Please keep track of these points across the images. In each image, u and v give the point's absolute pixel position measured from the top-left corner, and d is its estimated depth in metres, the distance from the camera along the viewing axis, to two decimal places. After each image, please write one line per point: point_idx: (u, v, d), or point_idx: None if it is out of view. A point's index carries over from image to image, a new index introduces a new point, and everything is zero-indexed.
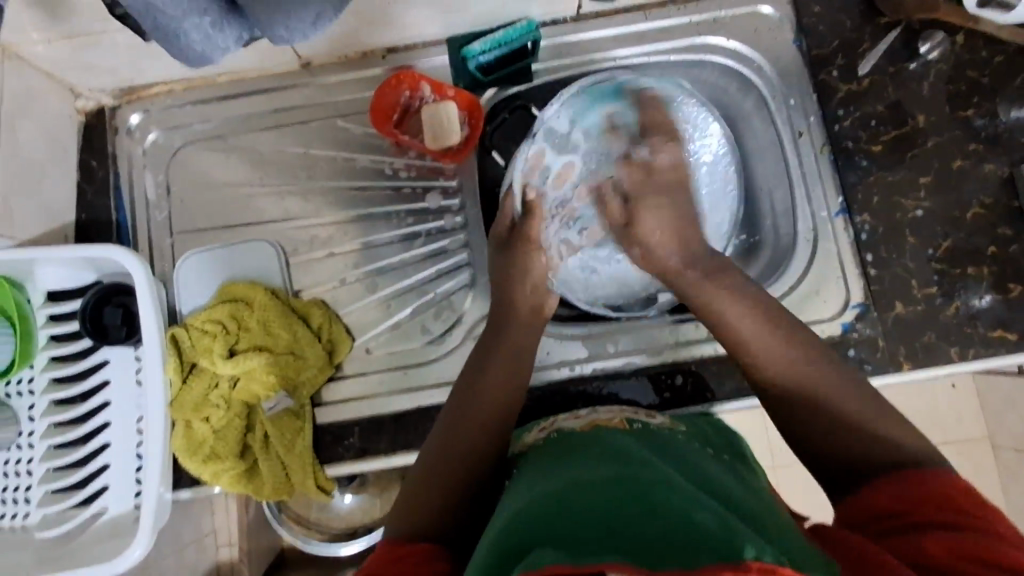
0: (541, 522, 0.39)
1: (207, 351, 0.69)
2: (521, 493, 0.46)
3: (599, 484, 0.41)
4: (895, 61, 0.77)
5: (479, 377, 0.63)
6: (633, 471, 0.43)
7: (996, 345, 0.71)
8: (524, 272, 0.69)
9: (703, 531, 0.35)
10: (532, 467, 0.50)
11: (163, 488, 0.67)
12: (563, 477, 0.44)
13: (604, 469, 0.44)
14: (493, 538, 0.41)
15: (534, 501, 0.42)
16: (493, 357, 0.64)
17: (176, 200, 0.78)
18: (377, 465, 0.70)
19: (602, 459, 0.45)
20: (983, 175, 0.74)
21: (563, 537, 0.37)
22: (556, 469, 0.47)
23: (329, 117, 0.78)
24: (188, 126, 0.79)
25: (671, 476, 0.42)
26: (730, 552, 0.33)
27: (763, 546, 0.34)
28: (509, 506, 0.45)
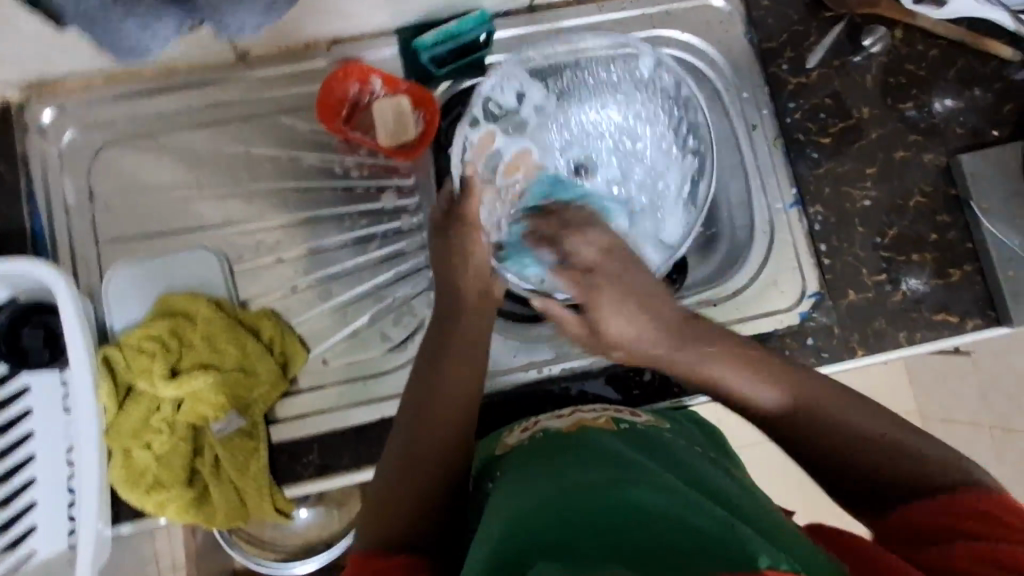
0: (543, 531, 0.39)
1: (146, 372, 0.63)
2: (511, 494, 0.45)
3: (597, 488, 0.42)
4: (840, 55, 0.79)
5: (434, 379, 0.60)
6: (629, 474, 0.43)
7: (940, 327, 0.74)
8: (467, 258, 0.66)
9: (713, 539, 0.37)
10: (516, 465, 0.50)
11: (102, 524, 0.61)
12: (558, 478, 0.44)
13: (597, 471, 0.44)
14: (493, 544, 0.40)
15: (529, 507, 0.42)
16: (443, 362, 0.61)
17: (100, 206, 0.71)
18: (339, 483, 0.66)
19: (592, 460, 0.45)
20: (923, 164, 0.77)
21: (571, 550, 0.37)
22: (546, 471, 0.46)
23: (270, 113, 0.73)
24: (110, 124, 0.72)
25: (668, 481, 0.43)
26: (746, 560, 0.34)
27: (775, 554, 0.36)
28: (498, 510, 0.44)
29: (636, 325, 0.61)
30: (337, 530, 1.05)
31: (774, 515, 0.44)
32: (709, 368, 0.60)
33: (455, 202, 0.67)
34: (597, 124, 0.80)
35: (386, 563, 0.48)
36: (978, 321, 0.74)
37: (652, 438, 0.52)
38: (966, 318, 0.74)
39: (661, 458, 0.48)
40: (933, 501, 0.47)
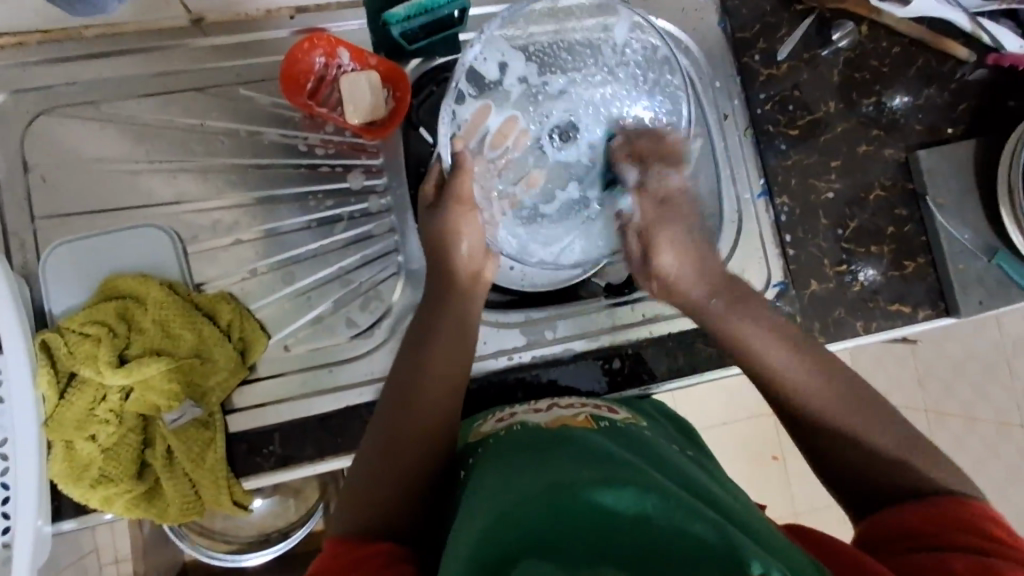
0: (533, 532, 0.40)
1: (90, 358, 0.59)
2: (501, 490, 0.46)
3: (589, 483, 0.42)
4: (809, 48, 0.80)
5: (422, 367, 0.59)
6: (620, 472, 0.44)
7: (895, 317, 0.76)
8: (458, 237, 0.66)
9: (703, 545, 0.38)
10: (507, 459, 0.50)
11: (42, 522, 0.57)
12: (549, 473, 0.45)
13: (591, 468, 0.44)
14: (481, 542, 0.41)
15: (519, 504, 0.43)
16: (435, 339, 0.61)
17: (36, 178, 0.65)
18: (302, 474, 0.64)
19: (584, 458, 0.46)
20: (884, 159, 0.79)
21: (562, 555, 0.38)
22: (535, 467, 0.47)
23: (229, 83, 0.68)
24: (48, 88, 0.66)
25: (656, 479, 0.44)
26: (738, 569, 0.36)
27: (766, 559, 0.37)
28: (486, 504, 0.45)
29: (688, 278, 0.66)
30: (293, 521, 1.00)
31: (754, 514, 0.46)
32: (740, 322, 0.62)
33: (446, 180, 0.67)
34: (575, 95, 0.71)
35: (367, 551, 0.48)
36: (930, 312, 0.77)
37: (631, 434, 0.54)
38: (918, 309, 0.77)
39: (646, 455, 0.50)
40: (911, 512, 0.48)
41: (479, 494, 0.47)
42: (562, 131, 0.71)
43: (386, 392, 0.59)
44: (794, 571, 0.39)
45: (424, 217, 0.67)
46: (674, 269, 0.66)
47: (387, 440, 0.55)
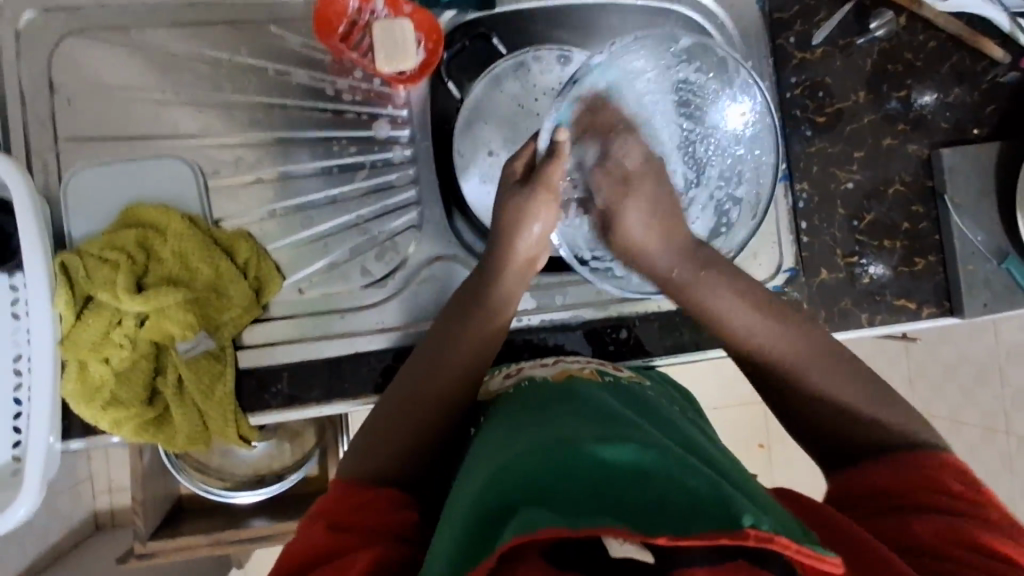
0: (531, 479, 0.41)
1: (107, 283, 0.59)
2: (506, 439, 0.47)
3: (592, 438, 0.44)
4: (846, 35, 0.79)
5: (454, 330, 0.60)
6: (622, 429, 0.45)
7: (899, 312, 0.77)
8: (532, 220, 0.63)
9: (696, 497, 0.39)
10: (513, 413, 0.51)
11: (53, 438, 0.58)
12: (553, 426, 0.46)
13: (593, 424, 0.46)
14: (484, 486, 0.43)
15: (520, 453, 0.44)
16: (472, 317, 0.61)
17: (61, 99, 0.65)
18: (308, 414, 0.65)
19: (588, 415, 0.47)
20: (906, 154, 0.79)
21: (558, 499, 0.39)
22: (539, 421, 0.48)
23: (259, 19, 0.67)
24: (78, 9, 0.65)
25: (657, 437, 0.45)
26: (730, 521, 0.37)
27: (759, 515, 0.38)
28: (490, 453, 0.47)
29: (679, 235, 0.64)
30: (289, 464, 1.03)
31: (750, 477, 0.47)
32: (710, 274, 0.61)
33: (536, 165, 0.64)
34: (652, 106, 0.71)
35: (369, 497, 0.49)
36: (934, 310, 0.78)
37: (634, 393, 0.55)
38: (923, 306, 0.77)
39: (649, 415, 0.51)
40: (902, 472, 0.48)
41: (481, 447, 0.49)
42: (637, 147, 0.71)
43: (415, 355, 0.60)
44: (783, 525, 0.40)
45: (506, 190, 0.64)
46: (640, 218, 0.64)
47: (404, 396, 0.57)
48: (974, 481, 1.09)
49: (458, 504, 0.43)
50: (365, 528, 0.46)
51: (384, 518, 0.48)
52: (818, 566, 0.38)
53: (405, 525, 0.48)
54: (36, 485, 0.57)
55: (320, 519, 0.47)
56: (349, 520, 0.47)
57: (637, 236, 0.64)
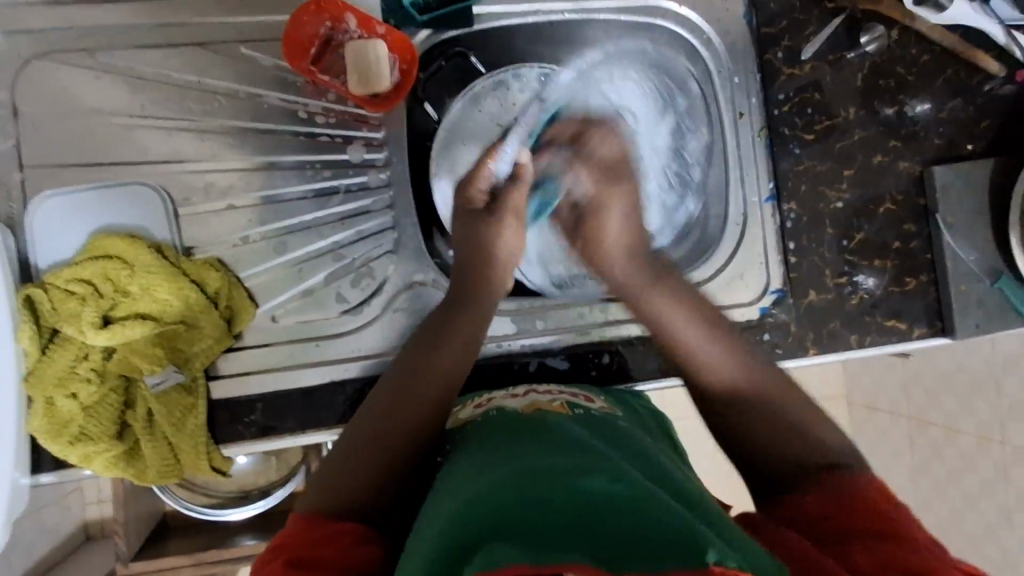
0: (495, 510, 0.39)
1: (73, 317, 0.58)
2: (469, 475, 0.45)
3: (554, 471, 0.42)
4: (835, 50, 0.77)
5: (420, 358, 0.59)
6: (589, 461, 0.43)
7: (889, 333, 0.75)
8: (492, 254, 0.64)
9: (661, 530, 0.37)
10: (481, 446, 0.49)
11: (20, 473, 0.57)
12: (517, 461, 0.44)
13: (558, 456, 0.44)
14: (445, 524, 0.40)
15: (483, 488, 0.42)
16: (438, 346, 0.59)
17: (27, 125, 0.63)
18: (282, 445, 0.64)
19: (554, 447, 0.46)
20: (898, 172, 0.77)
21: (519, 530, 0.37)
22: (505, 454, 0.46)
23: (230, 40, 0.66)
24: (43, 32, 0.64)
25: (625, 469, 0.43)
26: (694, 558, 0.34)
27: (725, 551, 0.35)
28: (455, 489, 0.44)
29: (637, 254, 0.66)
30: (275, 479, 1.02)
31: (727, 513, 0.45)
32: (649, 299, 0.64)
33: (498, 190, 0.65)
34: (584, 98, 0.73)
35: (331, 532, 0.48)
36: (924, 330, 0.76)
37: (607, 423, 0.53)
38: (913, 327, 0.76)
39: (622, 447, 0.49)
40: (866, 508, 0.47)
41: (447, 482, 0.47)
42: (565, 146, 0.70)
43: (381, 386, 0.58)
44: (753, 562, 0.37)
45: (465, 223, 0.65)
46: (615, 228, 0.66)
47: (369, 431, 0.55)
48: (970, 492, 1.07)
49: (416, 547, 0.41)
50: (326, 565, 0.45)
51: (346, 553, 0.46)
52: None
53: (367, 562, 0.46)
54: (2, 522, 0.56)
55: (284, 553, 0.45)
56: (309, 556, 0.45)
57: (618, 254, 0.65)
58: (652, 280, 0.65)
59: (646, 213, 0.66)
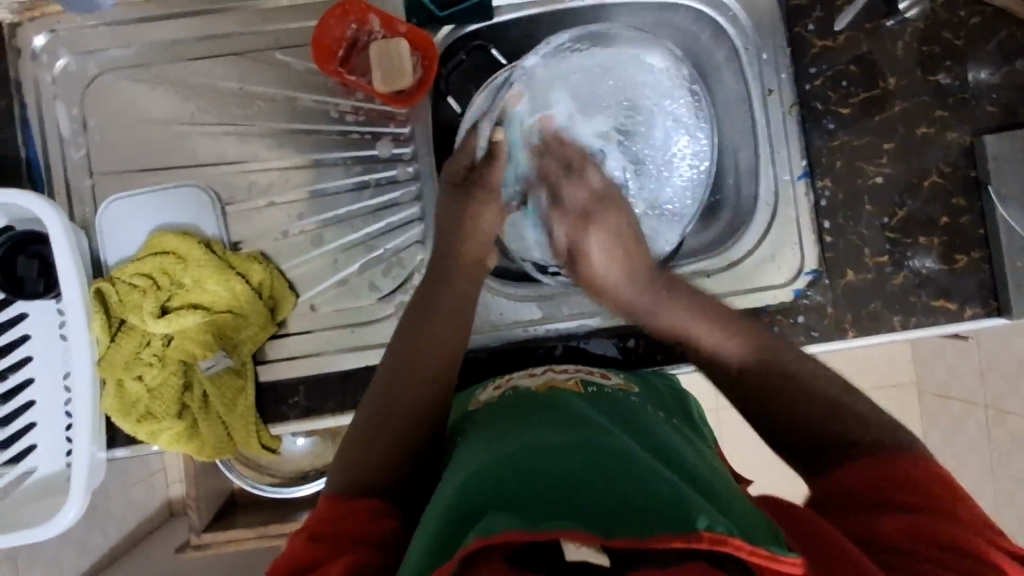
0: (498, 483, 0.40)
1: (136, 307, 0.65)
2: (477, 451, 0.47)
3: (556, 447, 0.43)
4: (872, 18, 0.73)
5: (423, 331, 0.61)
6: (589, 436, 0.44)
7: (936, 313, 0.72)
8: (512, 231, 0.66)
9: (655, 497, 0.38)
10: (490, 425, 0.51)
11: (95, 448, 0.64)
12: (522, 437, 0.46)
13: (560, 432, 0.45)
14: (451, 496, 0.42)
15: (487, 462, 0.43)
16: (437, 323, 0.62)
17: (95, 137, 0.70)
18: (325, 424, 0.68)
19: (558, 424, 0.47)
20: (945, 142, 0.73)
21: (517, 501, 0.38)
22: (512, 432, 0.48)
23: (266, 48, 0.70)
24: (104, 52, 0.70)
25: (625, 441, 0.44)
26: (685, 525, 0.35)
27: (715, 518, 0.36)
28: (463, 464, 0.46)
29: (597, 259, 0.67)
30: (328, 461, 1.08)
31: (729, 485, 0.45)
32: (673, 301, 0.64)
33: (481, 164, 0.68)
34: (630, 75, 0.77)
35: (346, 509, 0.49)
36: (977, 310, 0.72)
37: (617, 399, 0.54)
38: (965, 307, 0.72)
39: (628, 423, 0.50)
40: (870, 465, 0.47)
41: (457, 458, 0.48)
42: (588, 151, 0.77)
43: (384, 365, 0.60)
44: (747, 529, 0.38)
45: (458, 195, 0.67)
46: (595, 258, 0.67)
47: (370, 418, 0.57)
48: None
49: (423, 518, 0.42)
50: (341, 537, 0.47)
51: (361, 528, 0.48)
52: (775, 567, 0.36)
53: (384, 535, 0.47)
54: (83, 491, 0.63)
55: (305, 529, 0.48)
56: (330, 530, 0.47)
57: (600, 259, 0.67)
58: (663, 289, 0.65)
59: (628, 251, 0.67)
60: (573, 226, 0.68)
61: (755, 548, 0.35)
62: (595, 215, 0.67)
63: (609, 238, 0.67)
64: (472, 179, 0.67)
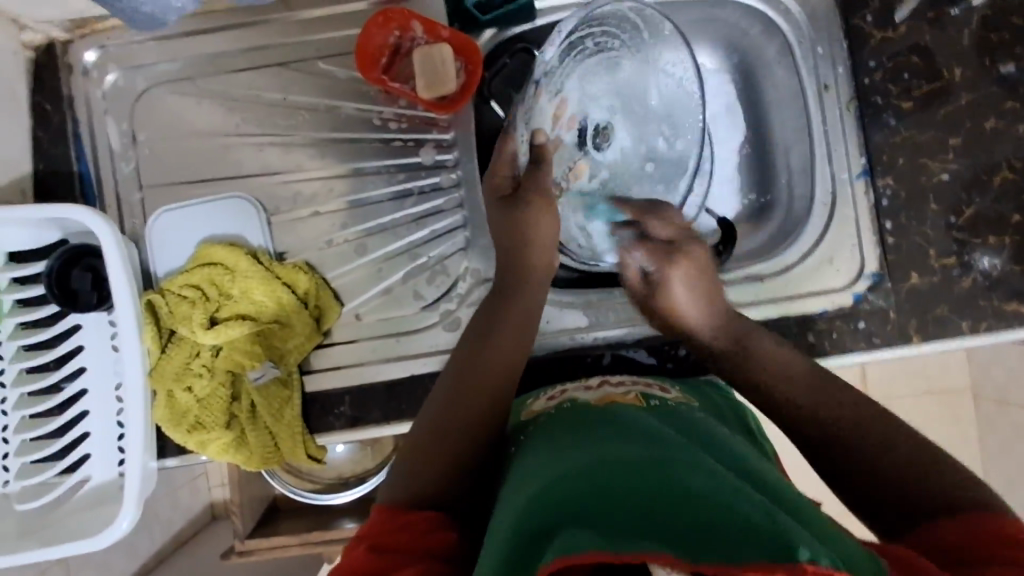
0: (574, 499, 0.39)
1: (186, 318, 0.65)
2: (545, 462, 0.46)
3: (632, 463, 0.41)
4: (935, 7, 0.70)
5: (482, 349, 0.60)
6: (665, 453, 0.42)
7: (1009, 317, 0.68)
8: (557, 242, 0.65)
9: (747, 521, 0.35)
10: (556, 436, 0.50)
11: (147, 458, 0.65)
12: (592, 449, 0.44)
13: (633, 446, 0.43)
14: (524, 509, 0.40)
15: (561, 475, 0.42)
16: (500, 336, 0.60)
17: (144, 150, 0.71)
18: (371, 435, 0.67)
19: (630, 437, 0.45)
20: (1016, 136, 0.69)
21: (598, 520, 0.37)
22: (580, 443, 0.46)
23: (309, 57, 0.70)
24: (152, 66, 0.71)
25: (703, 459, 0.42)
26: (784, 552, 0.33)
27: (816, 547, 0.34)
28: (531, 477, 0.44)
29: (685, 304, 0.63)
30: (369, 467, 1.09)
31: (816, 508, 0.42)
32: (747, 331, 0.62)
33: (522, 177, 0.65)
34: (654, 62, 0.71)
35: (410, 520, 0.48)
36: None
37: (680, 413, 0.52)
38: None
39: (700, 438, 0.48)
40: (960, 525, 0.44)
41: (524, 468, 0.47)
42: (599, 132, 0.72)
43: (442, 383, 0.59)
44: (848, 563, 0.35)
45: (500, 214, 0.64)
46: (677, 298, 0.64)
47: (433, 432, 0.55)
48: None
49: (493, 531, 0.41)
50: (408, 550, 0.46)
51: (428, 539, 0.47)
52: None
53: (444, 547, 0.46)
54: (133, 501, 0.63)
55: (366, 539, 0.47)
56: (392, 540, 0.46)
57: (683, 301, 0.63)
58: (735, 342, 0.62)
59: (709, 291, 0.63)
60: (663, 249, 0.65)
61: None
62: (686, 247, 0.65)
63: (697, 277, 0.64)
64: (519, 194, 0.64)
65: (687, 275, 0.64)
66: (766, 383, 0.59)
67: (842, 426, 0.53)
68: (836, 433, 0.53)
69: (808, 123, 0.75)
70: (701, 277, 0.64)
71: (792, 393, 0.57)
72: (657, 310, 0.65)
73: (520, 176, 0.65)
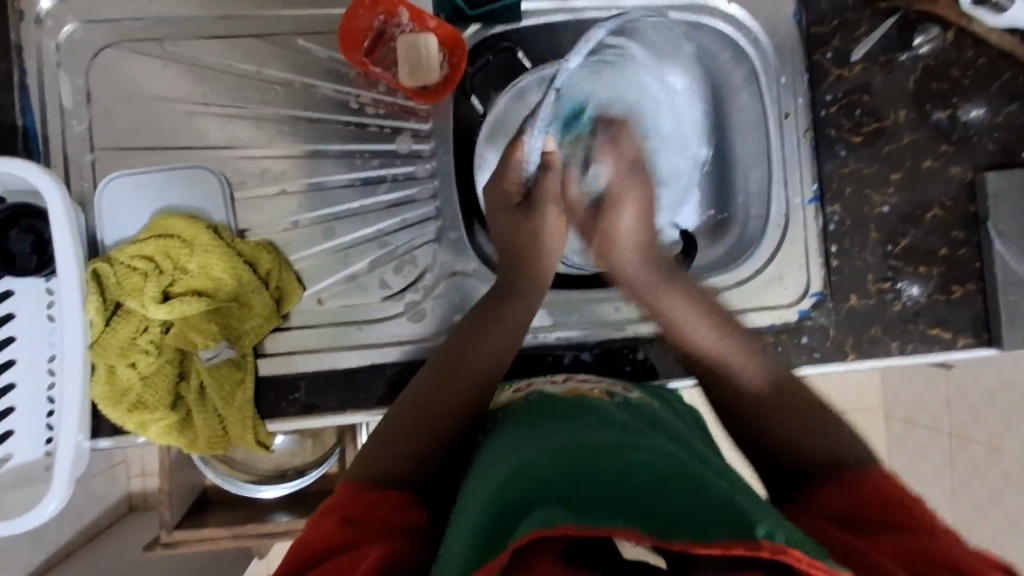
0: (547, 478, 0.40)
1: (135, 291, 0.62)
2: (517, 445, 0.46)
3: (604, 449, 0.42)
4: (887, 51, 0.76)
5: (470, 339, 0.61)
6: (635, 441, 0.43)
7: (932, 341, 0.74)
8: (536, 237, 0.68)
9: (711, 501, 0.37)
10: (527, 424, 0.50)
11: (82, 437, 0.61)
12: (566, 435, 0.45)
13: (604, 434, 0.45)
14: (498, 487, 0.41)
15: (536, 456, 0.43)
16: (488, 334, 0.61)
17: (97, 110, 0.67)
18: (324, 423, 0.66)
19: (603, 426, 0.46)
20: (948, 177, 0.75)
21: (570, 498, 0.38)
22: (554, 429, 0.47)
23: (287, 33, 0.68)
24: (114, 21, 0.67)
25: (671, 449, 0.44)
26: (745, 530, 0.34)
27: (775, 526, 0.35)
28: (504, 458, 0.45)
29: (631, 228, 0.69)
30: (309, 459, 1.06)
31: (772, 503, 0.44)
32: (665, 297, 0.66)
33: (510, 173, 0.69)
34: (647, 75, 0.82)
35: (377, 497, 0.48)
36: (970, 340, 0.74)
37: (645, 411, 0.54)
38: (958, 336, 0.74)
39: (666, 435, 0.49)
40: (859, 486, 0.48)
41: (498, 451, 0.48)
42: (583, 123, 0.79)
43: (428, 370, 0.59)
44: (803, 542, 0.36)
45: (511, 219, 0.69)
46: (627, 232, 0.69)
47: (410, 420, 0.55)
48: (1012, 515, 1.00)
49: (463, 511, 0.42)
50: (374, 525, 0.45)
51: (393, 516, 0.46)
52: None
53: (412, 524, 0.46)
54: (65, 481, 0.59)
55: (331, 514, 0.46)
56: (358, 516, 0.46)
57: (627, 237, 0.69)
58: (660, 274, 0.68)
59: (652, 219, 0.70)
60: (613, 174, 0.70)
61: (818, 563, 0.34)
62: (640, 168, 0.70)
63: (638, 210, 0.69)
64: (529, 199, 0.69)
65: (638, 198, 0.69)
66: (699, 357, 0.63)
67: (788, 411, 0.56)
68: (764, 424, 0.56)
69: (767, 147, 0.79)
70: (644, 225, 0.70)
71: (740, 372, 0.60)
72: (599, 235, 0.70)
73: (529, 184, 0.70)
